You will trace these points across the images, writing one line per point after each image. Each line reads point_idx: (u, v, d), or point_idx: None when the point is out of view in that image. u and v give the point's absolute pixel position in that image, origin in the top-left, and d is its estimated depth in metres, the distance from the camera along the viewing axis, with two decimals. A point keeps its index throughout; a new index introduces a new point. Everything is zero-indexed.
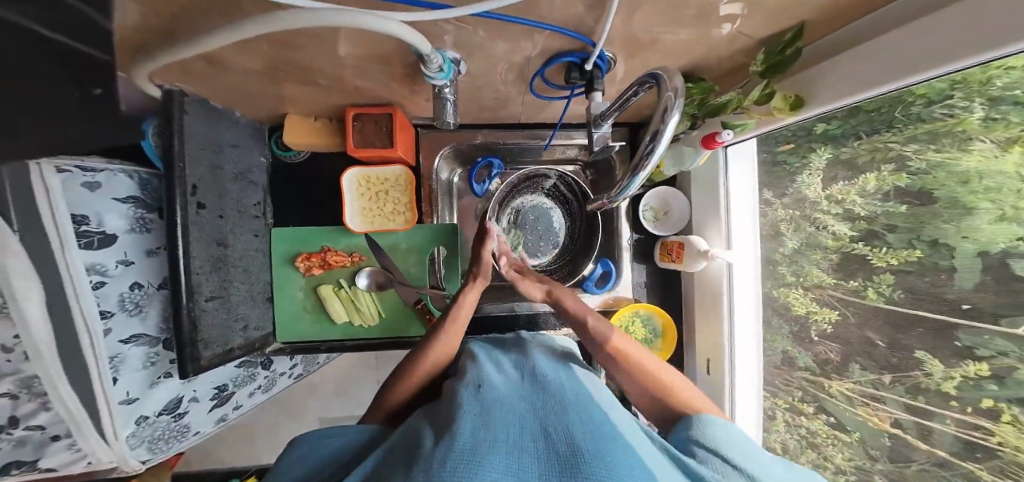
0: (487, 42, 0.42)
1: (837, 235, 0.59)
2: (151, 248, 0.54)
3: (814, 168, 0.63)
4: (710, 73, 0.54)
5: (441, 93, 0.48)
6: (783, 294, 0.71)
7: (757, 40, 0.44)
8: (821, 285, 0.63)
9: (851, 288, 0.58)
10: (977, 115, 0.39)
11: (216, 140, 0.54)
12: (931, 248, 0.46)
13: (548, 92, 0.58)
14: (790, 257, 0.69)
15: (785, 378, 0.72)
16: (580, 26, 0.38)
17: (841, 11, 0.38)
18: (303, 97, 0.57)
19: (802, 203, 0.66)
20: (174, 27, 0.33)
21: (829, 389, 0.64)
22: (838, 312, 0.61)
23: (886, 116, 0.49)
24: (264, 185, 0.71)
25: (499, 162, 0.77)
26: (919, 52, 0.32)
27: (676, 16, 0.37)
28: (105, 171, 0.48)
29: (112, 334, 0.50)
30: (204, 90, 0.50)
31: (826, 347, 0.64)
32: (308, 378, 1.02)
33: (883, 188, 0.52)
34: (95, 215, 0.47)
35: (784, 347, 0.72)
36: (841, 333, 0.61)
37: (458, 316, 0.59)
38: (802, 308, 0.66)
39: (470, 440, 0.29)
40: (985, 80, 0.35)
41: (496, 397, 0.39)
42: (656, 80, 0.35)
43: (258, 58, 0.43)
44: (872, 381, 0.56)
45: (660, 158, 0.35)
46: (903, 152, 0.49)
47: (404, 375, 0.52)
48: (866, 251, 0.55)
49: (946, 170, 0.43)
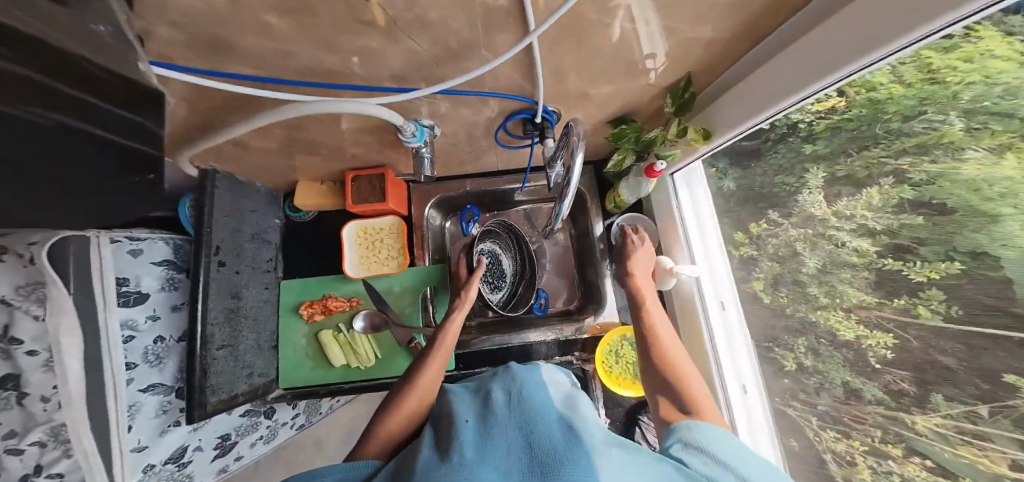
0: (454, 110, 0.53)
1: (861, 251, 0.51)
2: (176, 304, 0.64)
3: (813, 186, 0.58)
4: (641, 116, 0.65)
5: (419, 153, 0.58)
6: (823, 318, 0.58)
7: (661, 88, 0.55)
8: (865, 306, 0.51)
9: (900, 308, 0.47)
10: (957, 125, 0.38)
11: (239, 208, 0.64)
12: (974, 260, 0.39)
13: (512, 142, 0.68)
14: (817, 277, 0.59)
15: (857, 414, 0.54)
16: (522, 90, 0.50)
17: (720, 53, 0.48)
18: (311, 166, 0.69)
19: (812, 221, 0.59)
20: (210, 120, 0.46)
21: (914, 426, 0.47)
22: (894, 334, 0.47)
23: (870, 132, 0.48)
24: (277, 244, 0.79)
25: (478, 209, 0.87)
26: (828, 54, 0.37)
27: (594, 72, 0.49)
28: (148, 239, 0.61)
29: (134, 383, 0.56)
30: (232, 167, 0.62)
31: (893, 374, 0.48)
32: (312, 433, 1.04)
33: (891, 201, 0.47)
34: (134, 277, 0.58)
35: (842, 378, 0.56)
36: (906, 359, 0.47)
37: (439, 350, 0.64)
38: (850, 332, 0.53)
39: (451, 466, 0.31)
40: (953, 95, 0.38)
41: (476, 420, 0.41)
42: (569, 130, 0.47)
43: (274, 140, 0.56)
44: (966, 414, 0.41)
45: (577, 185, 0.47)
46: (898, 166, 0.46)
47: (394, 406, 0.54)
48: (899, 267, 0.46)
49: (950, 180, 0.40)
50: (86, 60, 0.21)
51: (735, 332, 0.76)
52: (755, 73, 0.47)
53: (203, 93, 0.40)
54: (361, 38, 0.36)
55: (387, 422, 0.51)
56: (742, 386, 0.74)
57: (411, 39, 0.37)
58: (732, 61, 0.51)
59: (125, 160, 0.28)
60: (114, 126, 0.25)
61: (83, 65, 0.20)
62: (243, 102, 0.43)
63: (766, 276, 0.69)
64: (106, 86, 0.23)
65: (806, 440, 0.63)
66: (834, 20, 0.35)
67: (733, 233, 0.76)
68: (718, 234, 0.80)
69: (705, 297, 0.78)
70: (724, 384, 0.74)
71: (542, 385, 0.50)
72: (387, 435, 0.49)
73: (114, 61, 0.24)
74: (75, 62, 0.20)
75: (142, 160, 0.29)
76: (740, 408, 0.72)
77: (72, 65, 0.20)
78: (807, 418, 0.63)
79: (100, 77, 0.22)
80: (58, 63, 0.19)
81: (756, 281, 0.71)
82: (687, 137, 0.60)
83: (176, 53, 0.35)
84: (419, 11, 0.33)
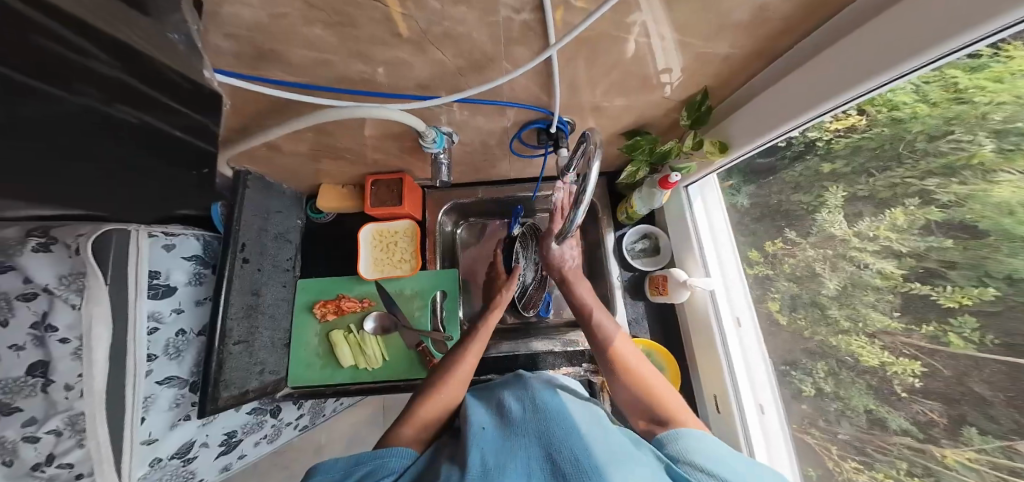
0: (472, 118, 0.55)
1: (885, 274, 0.49)
2: (199, 298, 0.66)
3: (832, 206, 0.57)
4: (655, 128, 0.66)
5: (437, 158, 0.60)
6: (844, 342, 0.56)
7: (677, 102, 0.56)
8: (890, 332, 0.49)
9: (928, 334, 0.45)
10: (988, 147, 0.37)
11: (265, 208, 0.68)
12: (1010, 286, 0.36)
13: (526, 152, 0.69)
14: (838, 299, 0.57)
15: (880, 445, 0.52)
16: (539, 101, 0.51)
17: (732, 73, 0.50)
18: (333, 170, 0.71)
19: (832, 242, 0.57)
20: (249, 124, 0.50)
21: (942, 459, 0.44)
22: (922, 362, 0.45)
23: (892, 151, 0.47)
24: (297, 244, 0.82)
25: (520, 209, 0.85)
26: (845, 71, 0.37)
27: (610, 86, 0.50)
28: (181, 236, 0.65)
29: (152, 375, 0.57)
30: (262, 169, 0.66)
31: (922, 405, 0.46)
32: (315, 436, 1.04)
33: (917, 222, 0.45)
34: (165, 271, 0.61)
35: (866, 406, 0.53)
36: (937, 388, 0.44)
37: (473, 349, 0.63)
38: (873, 359, 0.51)
39: (478, 475, 0.35)
40: (981, 115, 0.37)
41: (498, 432, 0.44)
42: (587, 139, 0.47)
43: (303, 144, 0.59)
44: (1002, 449, 0.38)
45: (593, 193, 0.47)
46: (924, 187, 0.44)
47: (427, 397, 0.54)
48: (927, 291, 0.44)
49: (981, 202, 0.38)
50: (159, 61, 0.24)
51: (753, 350, 0.73)
52: (767, 91, 0.48)
53: (245, 95, 0.43)
54: (393, 50, 0.38)
55: (419, 411, 0.52)
56: (758, 405, 0.71)
57: (438, 51, 0.39)
58: (745, 77, 0.51)
59: (182, 156, 0.29)
60: (176, 121, 0.27)
61: (145, 58, 0.23)
62: (279, 107, 0.46)
63: (784, 296, 0.67)
64: (183, 91, 0.27)
65: (825, 469, 0.60)
66: (854, 39, 0.35)
67: (747, 252, 0.75)
68: (734, 249, 0.78)
69: (720, 313, 0.75)
70: (741, 405, 0.70)
71: (560, 399, 0.53)
72: (417, 424, 0.50)
73: (182, 66, 0.27)
74: (134, 55, 0.22)
75: (198, 157, 0.31)
76: (757, 430, 0.69)
77: (132, 56, 0.22)
78: (826, 447, 0.60)
79: (165, 73, 0.25)
80: (117, 53, 0.21)
81: (772, 302, 0.70)
82: (702, 150, 0.59)
83: (223, 59, 0.38)
84: (448, 24, 0.35)
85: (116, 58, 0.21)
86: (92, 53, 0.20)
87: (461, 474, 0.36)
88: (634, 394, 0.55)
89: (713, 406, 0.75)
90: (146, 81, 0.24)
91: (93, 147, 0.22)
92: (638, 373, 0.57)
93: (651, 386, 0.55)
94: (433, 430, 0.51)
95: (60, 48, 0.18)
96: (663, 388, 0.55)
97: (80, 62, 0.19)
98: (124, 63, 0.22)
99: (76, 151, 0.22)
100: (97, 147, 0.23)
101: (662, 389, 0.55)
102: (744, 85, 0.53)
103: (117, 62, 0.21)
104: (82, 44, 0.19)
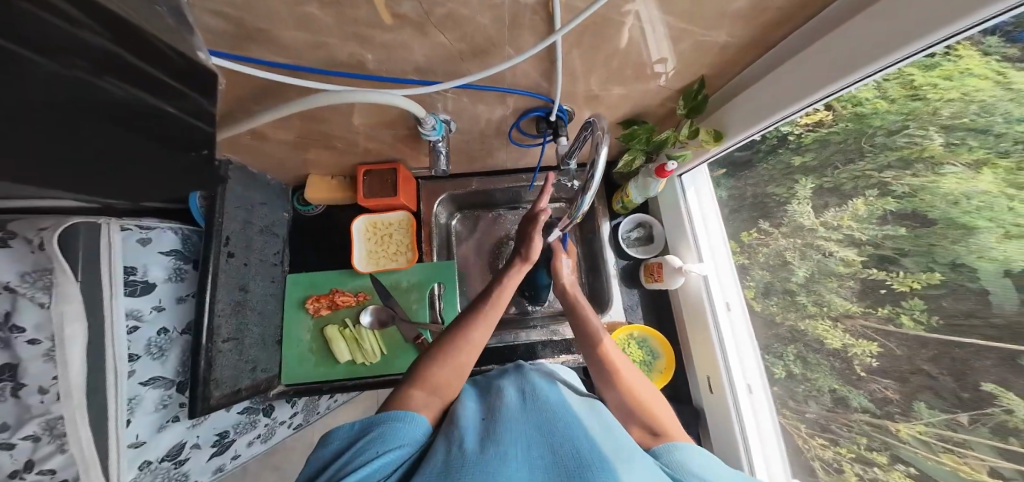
0: (471, 105, 0.55)
1: (846, 261, 0.53)
2: (181, 295, 0.62)
3: (801, 197, 0.60)
4: (649, 118, 0.67)
5: (436, 147, 0.59)
6: (811, 326, 0.60)
7: (673, 90, 0.57)
8: (851, 315, 0.53)
9: (883, 316, 0.48)
10: (937, 141, 0.41)
11: (249, 200, 0.65)
12: (953, 271, 0.41)
13: (525, 141, 0.69)
14: (804, 286, 0.61)
15: (843, 422, 0.56)
16: (538, 88, 0.51)
17: (720, 65, 0.52)
18: (324, 159, 0.69)
19: (801, 232, 0.61)
20: (235, 111, 0.48)
21: (897, 433, 0.48)
22: (879, 343, 0.49)
23: (855, 146, 0.50)
24: (284, 237, 0.79)
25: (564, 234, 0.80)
26: (838, 60, 0.39)
27: (611, 74, 0.51)
28: (156, 229, 0.61)
29: (135, 376, 0.54)
30: (246, 158, 0.63)
31: (878, 383, 0.50)
32: (307, 436, 1.02)
33: (876, 212, 0.48)
34: (142, 267, 0.57)
35: (830, 386, 0.57)
36: (890, 366, 0.48)
37: (481, 326, 0.58)
38: (837, 341, 0.55)
39: (475, 455, 0.37)
40: (932, 111, 0.41)
41: (498, 418, 0.45)
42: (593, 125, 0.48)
43: (290, 131, 0.56)
44: (946, 422, 0.42)
45: (600, 179, 0.48)
46: (882, 179, 0.47)
47: (429, 371, 0.52)
48: (883, 276, 0.48)
49: (930, 192, 0.42)
50: (149, 31, 0.22)
51: (742, 333, 0.75)
52: (759, 81, 0.50)
53: (231, 76, 0.41)
54: (393, 32, 0.37)
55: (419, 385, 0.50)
56: (747, 386, 0.73)
57: (440, 34, 0.38)
58: (739, 67, 0.54)
59: (178, 137, 0.27)
60: (171, 99, 0.25)
61: (134, 28, 0.21)
62: (270, 91, 0.45)
63: (758, 284, 0.71)
64: (178, 66, 0.25)
65: (796, 447, 0.65)
66: (849, 30, 0.37)
67: (728, 241, 0.79)
68: (726, 243, 0.79)
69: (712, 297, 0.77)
70: (731, 378, 0.73)
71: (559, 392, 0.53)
72: (429, 387, 0.50)
73: (175, 43, 0.25)
74: (126, 26, 0.20)
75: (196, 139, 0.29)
76: (747, 408, 0.71)
77: (120, 25, 0.20)
78: (796, 426, 0.65)
79: (151, 43, 0.22)
80: (101, 18, 0.19)
81: (747, 290, 0.74)
82: (697, 139, 0.61)
83: (208, 38, 0.36)
84: (452, 6, 0.34)
85: (99, 23, 0.19)
86: (77, 18, 0.17)
87: (461, 453, 0.38)
88: (629, 407, 0.53)
89: (706, 385, 0.78)
90: (137, 52, 0.21)
91: (90, 130, 0.21)
92: (635, 389, 0.55)
93: (648, 403, 0.53)
94: (433, 406, 0.49)
95: (53, 19, 0.16)
96: (659, 407, 0.53)
97: (64, 28, 0.17)
98: (110, 31, 0.19)
99: (69, 138, 0.20)
100: (89, 132, 0.21)
101: (655, 405, 0.53)
102: (739, 75, 0.55)
103: (101, 28, 0.19)
104: (76, 14, 0.17)
